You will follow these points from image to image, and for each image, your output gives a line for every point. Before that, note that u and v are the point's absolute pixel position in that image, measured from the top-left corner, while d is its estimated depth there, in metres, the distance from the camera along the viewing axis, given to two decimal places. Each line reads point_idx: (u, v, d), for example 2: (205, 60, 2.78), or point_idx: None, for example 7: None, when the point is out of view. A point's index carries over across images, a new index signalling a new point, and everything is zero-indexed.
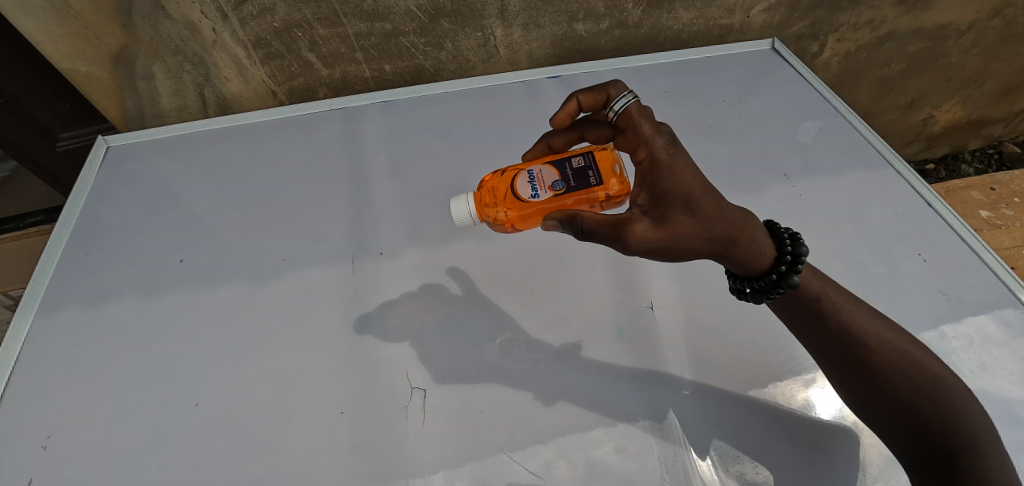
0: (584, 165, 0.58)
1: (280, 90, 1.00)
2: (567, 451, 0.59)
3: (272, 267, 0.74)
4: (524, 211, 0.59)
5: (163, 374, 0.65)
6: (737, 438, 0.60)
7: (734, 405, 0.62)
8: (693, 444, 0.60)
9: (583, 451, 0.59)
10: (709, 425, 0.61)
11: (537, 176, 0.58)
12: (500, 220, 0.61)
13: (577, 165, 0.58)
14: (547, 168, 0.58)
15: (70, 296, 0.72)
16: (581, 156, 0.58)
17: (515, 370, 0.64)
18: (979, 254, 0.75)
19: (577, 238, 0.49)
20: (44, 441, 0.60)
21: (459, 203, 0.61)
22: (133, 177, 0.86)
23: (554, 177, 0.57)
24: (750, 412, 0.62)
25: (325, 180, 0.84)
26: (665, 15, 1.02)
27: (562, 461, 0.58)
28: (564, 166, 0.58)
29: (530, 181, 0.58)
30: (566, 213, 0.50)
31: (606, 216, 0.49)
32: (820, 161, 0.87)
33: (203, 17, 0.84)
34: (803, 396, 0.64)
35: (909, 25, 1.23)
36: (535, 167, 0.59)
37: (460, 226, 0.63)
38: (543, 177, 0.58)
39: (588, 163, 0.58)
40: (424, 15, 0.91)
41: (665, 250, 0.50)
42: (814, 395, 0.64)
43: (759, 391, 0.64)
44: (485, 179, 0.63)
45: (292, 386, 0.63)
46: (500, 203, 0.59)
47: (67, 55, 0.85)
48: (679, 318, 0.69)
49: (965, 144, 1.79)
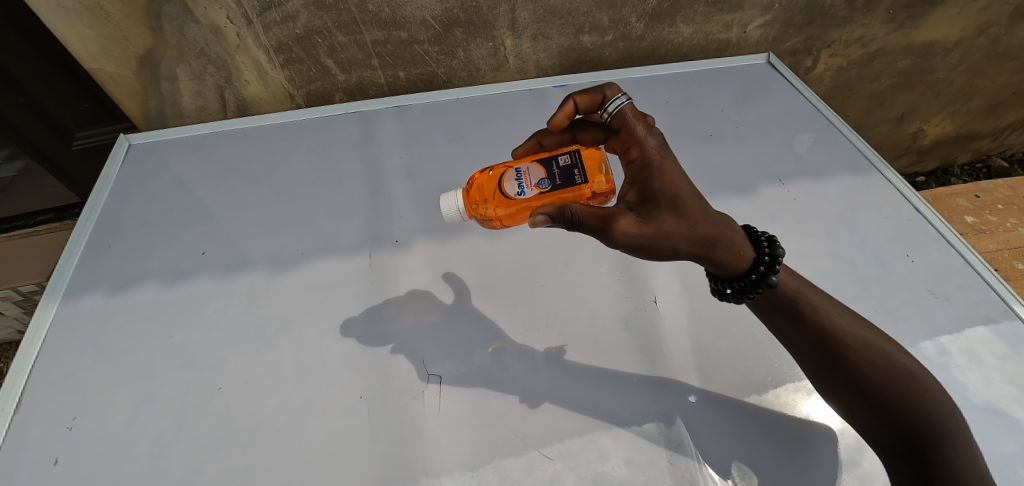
0: (570, 163, 0.61)
1: (298, 94, 1.03)
2: (571, 448, 0.61)
3: (290, 260, 0.76)
4: (511, 210, 0.62)
5: (187, 361, 0.67)
6: (739, 431, 0.63)
7: (733, 402, 0.65)
8: (700, 438, 0.62)
9: (589, 439, 0.62)
10: (711, 415, 0.64)
11: (525, 173, 0.61)
12: (489, 217, 0.65)
13: (563, 163, 0.61)
14: (534, 166, 0.61)
15: (95, 285, 0.75)
16: (568, 154, 0.61)
17: (522, 362, 0.67)
18: (964, 255, 0.79)
19: (567, 230, 0.52)
20: (69, 423, 0.62)
21: (448, 200, 0.63)
22: (157, 174, 0.90)
23: (540, 175, 0.60)
24: (755, 418, 0.64)
25: (341, 179, 0.87)
26: (667, 29, 1.07)
27: (565, 461, 0.60)
28: (551, 164, 0.61)
29: (518, 180, 0.61)
30: (554, 206, 0.53)
31: (595, 210, 0.52)
32: (813, 168, 0.92)
33: (228, 22, 0.88)
34: (803, 407, 0.66)
35: (899, 42, 1.28)
36: (523, 164, 0.61)
37: (447, 221, 0.65)
38: (529, 174, 0.61)
39: (574, 162, 0.61)
40: (438, 25, 0.95)
41: (648, 247, 0.53)
42: (814, 408, 0.66)
43: (759, 388, 0.67)
44: (474, 178, 0.67)
45: (313, 371, 0.65)
46: (494, 199, 0.63)
47: (96, 55, 0.88)
48: (680, 312, 0.72)
49: (954, 158, 1.84)
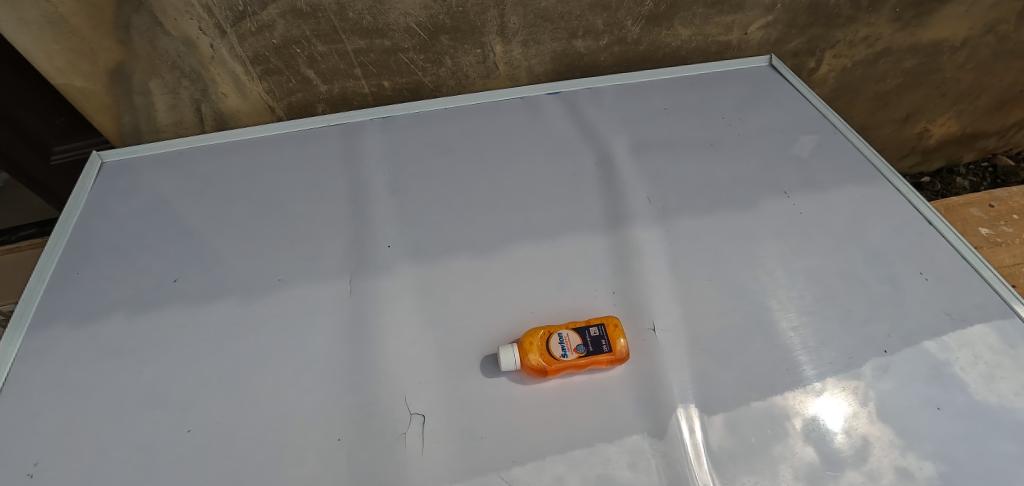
0: (599, 335, 0.64)
1: (278, 106, 0.99)
2: (576, 463, 0.57)
3: (267, 286, 0.72)
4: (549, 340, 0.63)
5: (156, 399, 0.62)
6: (750, 437, 0.60)
7: (747, 419, 0.61)
8: (693, 449, 0.58)
9: (592, 464, 0.57)
10: (722, 435, 0.60)
11: (562, 338, 0.63)
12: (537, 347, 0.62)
13: (594, 331, 0.64)
14: (573, 331, 0.64)
15: (62, 315, 0.71)
16: (597, 326, 0.65)
17: (511, 398, 0.61)
18: (980, 272, 0.74)
19: None
20: (32, 469, 0.58)
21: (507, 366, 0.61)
22: (131, 193, 0.85)
23: (578, 336, 0.63)
24: (758, 419, 0.61)
25: (323, 197, 0.83)
26: (665, 32, 1.03)
27: (571, 472, 0.56)
28: (585, 331, 0.64)
29: (557, 343, 0.62)
30: None
31: None
32: (819, 177, 0.87)
33: (201, 33, 0.83)
34: (811, 408, 0.62)
35: (905, 41, 1.24)
36: (565, 330, 0.64)
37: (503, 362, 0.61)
38: (570, 336, 0.63)
39: (602, 334, 0.64)
40: (424, 32, 0.91)
41: None
42: (822, 407, 0.62)
43: (774, 401, 0.62)
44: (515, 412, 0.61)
45: (289, 410, 0.61)
46: (530, 335, 0.63)
47: (63, 70, 0.83)
48: (681, 340, 0.67)
49: (960, 157, 1.80)
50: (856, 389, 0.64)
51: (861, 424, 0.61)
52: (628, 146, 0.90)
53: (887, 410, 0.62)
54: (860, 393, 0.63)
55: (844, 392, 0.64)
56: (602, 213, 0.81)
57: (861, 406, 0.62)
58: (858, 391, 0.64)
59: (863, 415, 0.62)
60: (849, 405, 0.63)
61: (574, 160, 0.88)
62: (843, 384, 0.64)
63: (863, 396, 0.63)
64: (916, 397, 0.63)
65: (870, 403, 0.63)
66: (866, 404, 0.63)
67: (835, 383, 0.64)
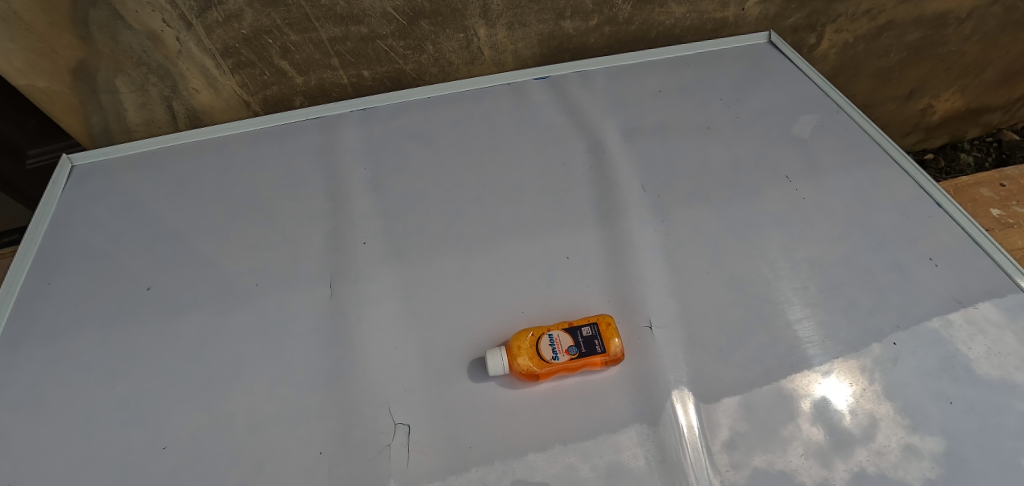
0: (593, 334, 0.61)
1: (253, 100, 0.95)
2: (584, 456, 0.55)
3: (245, 291, 0.69)
4: (538, 339, 0.60)
5: (129, 416, 0.59)
6: (755, 421, 0.58)
7: (752, 405, 0.59)
8: (685, 441, 0.56)
9: (596, 456, 0.55)
10: (727, 419, 0.58)
11: (552, 339, 0.60)
12: (529, 350, 0.59)
13: (586, 331, 0.61)
14: (563, 333, 0.61)
15: (29, 328, 0.67)
16: (590, 325, 0.62)
17: (500, 404, 0.58)
18: (990, 255, 0.71)
19: None
20: None
21: (496, 368, 0.58)
22: (101, 196, 0.81)
23: (570, 340, 0.60)
24: (750, 409, 0.59)
25: (301, 196, 0.79)
26: (657, 10, 0.98)
27: (577, 466, 0.55)
28: (576, 331, 0.61)
29: (547, 345, 0.60)
30: None
31: None
32: (821, 159, 0.83)
33: (165, 26, 0.78)
34: (818, 390, 0.60)
35: (909, 13, 1.19)
36: (554, 331, 0.61)
37: (490, 368, 0.58)
38: (562, 340, 0.60)
39: (596, 333, 0.61)
40: (402, 17, 0.86)
41: None
42: (828, 387, 0.60)
43: (782, 386, 0.60)
44: (503, 420, 0.57)
45: (268, 422, 0.58)
46: (518, 337, 0.60)
47: (22, 70, 0.79)
48: (679, 339, 0.63)
49: (964, 132, 1.74)
50: (863, 369, 0.62)
51: (868, 403, 0.59)
52: (620, 132, 0.86)
53: (894, 389, 0.60)
54: (866, 373, 0.61)
55: (850, 373, 0.61)
56: (593, 205, 0.77)
57: (866, 385, 0.60)
58: (864, 371, 0.62)
59: (869, 394, 0.60)
60: (855, 386, 0.61)
61: (563, 148, 0.84)
62: (849, 365, 0.62)
63: (870, 376, 0.61)
64: (925, 389, 0.60)
65: (876, 383, 0.61)
66: (874, 383, 0.61)
67: (840, 364, 0.62)
